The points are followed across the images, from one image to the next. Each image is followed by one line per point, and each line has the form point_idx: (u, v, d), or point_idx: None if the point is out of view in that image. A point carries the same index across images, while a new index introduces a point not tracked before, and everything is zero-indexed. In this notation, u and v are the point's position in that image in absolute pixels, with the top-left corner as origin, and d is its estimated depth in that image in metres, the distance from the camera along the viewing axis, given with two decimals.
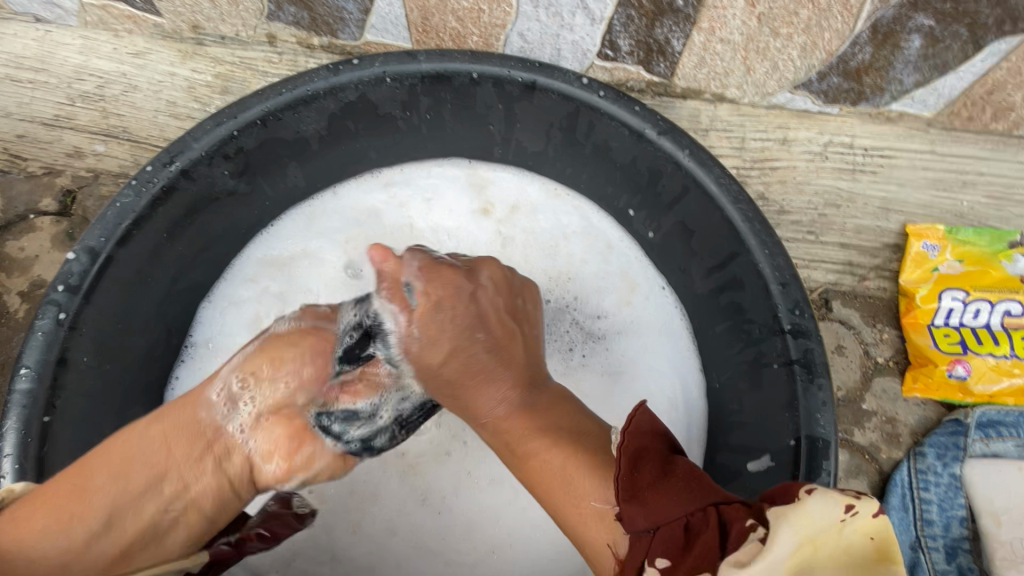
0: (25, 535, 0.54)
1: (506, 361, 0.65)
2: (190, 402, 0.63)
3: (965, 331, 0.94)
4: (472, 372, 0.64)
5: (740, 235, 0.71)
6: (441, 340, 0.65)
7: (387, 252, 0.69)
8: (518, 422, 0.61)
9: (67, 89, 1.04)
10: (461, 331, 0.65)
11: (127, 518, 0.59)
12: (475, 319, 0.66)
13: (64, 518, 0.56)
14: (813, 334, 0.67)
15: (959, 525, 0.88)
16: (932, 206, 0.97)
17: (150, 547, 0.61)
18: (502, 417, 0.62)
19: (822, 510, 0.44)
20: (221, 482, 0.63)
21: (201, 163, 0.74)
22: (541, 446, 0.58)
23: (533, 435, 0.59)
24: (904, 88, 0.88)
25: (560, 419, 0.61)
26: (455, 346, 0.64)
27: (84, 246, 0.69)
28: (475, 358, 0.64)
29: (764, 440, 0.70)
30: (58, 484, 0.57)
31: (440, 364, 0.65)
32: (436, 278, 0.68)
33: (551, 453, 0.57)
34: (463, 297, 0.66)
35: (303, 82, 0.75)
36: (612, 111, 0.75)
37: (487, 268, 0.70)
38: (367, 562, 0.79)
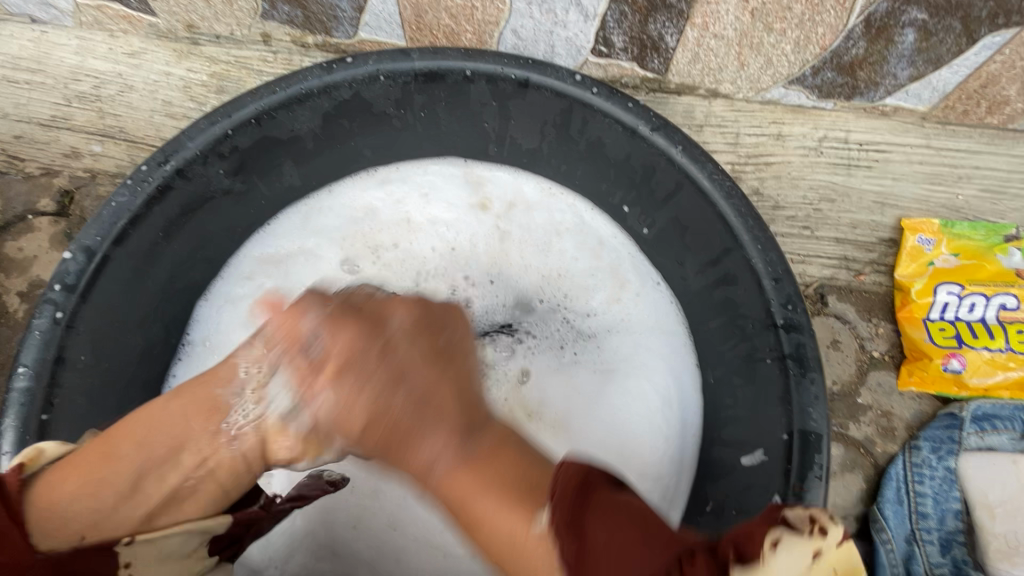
0: (53, 497, 0.53)
1: (435, 407, 0.53)
2: (205, 379, 0.60)
3: (960, 325, 0.94)
4: (398, 422, 0.53)
5: (733, 230, 0.71)
6: (364, 401, 0.54)
7: (279, 310, 0.59)
8: (460, 483, 0.49)
9: (63, 90, 1.05)
10: (384, 381, 0.54)
11: (150, 484, 0.56)
12: (393, 377, 0.54)
13: (92, 480, 0.54)
14: (805, 329, 0.68)
15: (955, 518, 0.87)
16: (928, 200, 0.97)
17: (172, 515, 0.58)
18: (447, 476, 0.50)
19: (790, 562, 0.42)
20: (237, 457, 0.59)
21: (196, 163, 0.75)
22: (488, 509, 0.47)
23: (476, 496, 0.48)
24: (898, 82, 0.88)
25: (501, 471, 0.49)
26: (381, 398, 0.53)
27: (80, 246, 0.69)
28: (403, 407, 0.53)
29: (758, 434, 0.70)
30: (89, 448, 0.56)
31: (365, 424, 0.54)
32: (334, 327, 0.56)
33: (506, 514, 0.46)
34: (375, 345, 0.55)
35: (297, 81, 0.75)
36: (605, 107, 0.75)
37: (398, 313, 0.58)
38: (365, 558, 0.79)
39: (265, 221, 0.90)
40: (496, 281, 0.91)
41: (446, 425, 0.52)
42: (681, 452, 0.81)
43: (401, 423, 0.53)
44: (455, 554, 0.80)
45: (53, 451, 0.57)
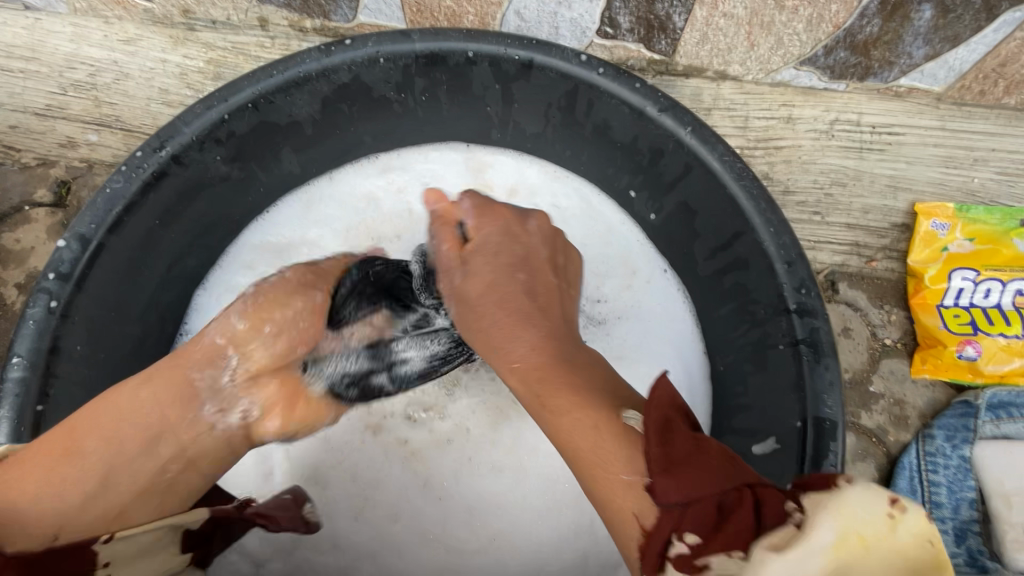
0: (18, 495, 0.51)
1: (537, 301, 0.61)
2: (179, 361, 0.61)
3: (974, 311, 0.92)
4: (501, 312, 0.60)
5: (744, 213, 0.69)
6: (482, 272, 0.63)
7: (441, 195, 0.70)
8: (547, 372, 0.53)
9: (58, 78, 1.03)
10: (499, 269, 0.62)
11: (128, 474, 0.56)
12: (520, 259, 0.64)
13: (61, 474, 0.53)
14: (819, 314, 0.66)
15: (969, 508, 0.86)
16: (942, 183, 0.95)
17: (146, 502, 0.57)
18: (536, 364, 0.54)
19: (864, 503, 0.37)
20: (223, 438, 0.62)
21: (192, 148, 0.73)
22: (561, 397, 0.50)
23: (562, 390, 0.50)
24: (913, 62, 0.86)
25: (586, 380, 0.52)
26: (494, 276, 0.62)
27: (75, 234, 0.68)
28: (504, 293, 0.61)
29: (770, 423, 0.69)
30: (51, 443, 0.55)
31: (478, 293, 0.62)
32: (496, 220, 0.66)
33: (583, 416, 0.48)
34: (511, 234, 0.66)
35: (295, 64, 0.73)
36: (612, 88, 0.73)
37: (539, 218, 0.69)
38: (368, 550, 0.78)
39: (263, 209, 0.88)
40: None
41: (531, 325, 0.58)
42: None
43: (497, 308, 0.60)
44: (460, 545, 0.78)
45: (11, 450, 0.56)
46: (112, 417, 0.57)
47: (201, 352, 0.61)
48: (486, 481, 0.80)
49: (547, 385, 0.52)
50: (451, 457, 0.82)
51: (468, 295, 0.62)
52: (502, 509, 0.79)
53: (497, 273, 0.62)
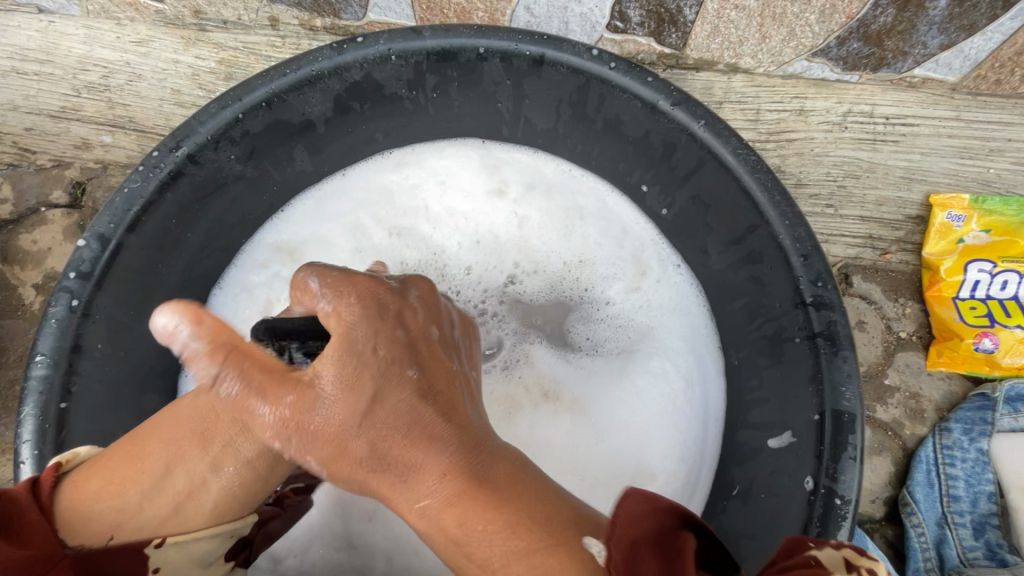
0: (79, 497, 0.54)
1: (437, 422, 0.48)
2: None
3: (992, 303, 0.91)
4: (367, 455, 0.47)
5: (758, 206, 0.69)
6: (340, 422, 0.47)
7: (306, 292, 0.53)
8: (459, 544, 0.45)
9: (72, 80, 1.04)
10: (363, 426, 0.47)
11: (179, 480, 0.56)
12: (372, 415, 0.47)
13: (117, 476, 0.55)
14: (837, 306, 0.65)
15: (988, 501, 0.86)
16: (957, 174, 0.93)
17: (202, 506, 0.57)
18: (444, 536, 0.46)
19: None
20: (277, 446, 0.55)
21: (207, 148, 0.74)
22: (485, 540, 0.44)
23: (488, 559, 0.44)
24: (928, 51, 0.85)
25: (519, 512, 0.45)
26: (364, 406, 0.47)
27: (94, 233, 0.68)
28: (397, 414, 0.47)
29: (787, 417, 0.69)
30: (119, 448, 0.57)
31: (359, 429, 0.47)
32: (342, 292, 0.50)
33: (511, 546, 0.44)
34: (358, 355, 0.48)
35: (307, 63, 0.74)
36: (624, 82, 0.73)
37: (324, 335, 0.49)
38: (382, 548, 0.79)
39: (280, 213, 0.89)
40: (533, 273, 0.89)
41: (436, 450, 0.47)
42: (707, 433, 0.80)
43: (386, 458, 0.47)
44: None
45: (88, 454, 0.59)
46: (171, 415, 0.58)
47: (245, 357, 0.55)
48: None
49: (448, 530, 0.45)
50: None
51: (334, 434, 0.48)
52: None
53: (383, 378, 0.48)
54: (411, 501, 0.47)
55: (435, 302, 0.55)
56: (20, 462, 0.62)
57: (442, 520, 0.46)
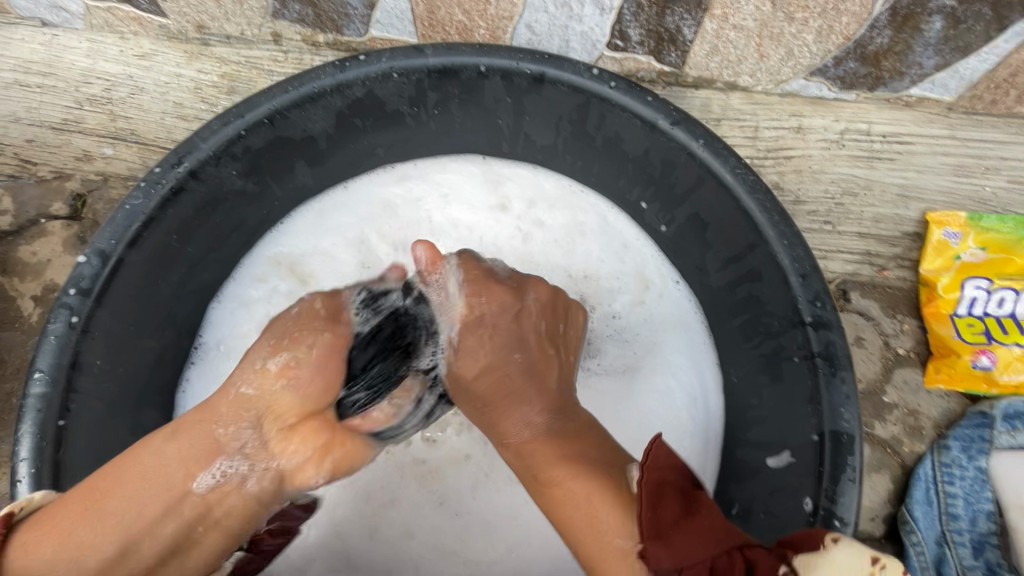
0: (30, 567, 0.53)
1: (537, 382, 0.66)
2: (205, 415, 0.61)
3: (989, 320, 0.91)
4: (496, 374, 0.66)
5: (758, 226, 0.69)
6: (478, 354, 0.67)
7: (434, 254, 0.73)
8: (538, 450, 0.60)
9: (75, 93, 1.04)
10: (504, 343, 0.67)
11: (142, 547, 0.57)
12: (514, 340, 0.68)
13: (76, 542, 0.55)
14: (835, 326, 0.65)
15: (987, 520, 0.86)
16: (953, 192, 0.94)
17: (166, 570, 0.59)
18: (527, 442, 0.61)
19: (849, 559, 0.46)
20: (248, 499, 0.61)
21: (209, 164, 0.74)
22: (568, 468, 0.56)
23: (553, 464, 0.57)
24: (924, 71, 0.85)
25: (580, 449, 0.58)
26: (487, 360, 0.67)
27: (95, 249, 0.69)
28: (517, 359, 0.67)
29: (786, 436, 0.69)
30: (68, 506, 0.56)
31: (475, 377, 0.67)
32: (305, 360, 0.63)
33: (574, 485, 0.54)
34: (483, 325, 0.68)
35: (310, 79, 0.74)
36: (624, 101, 0.73)
37: (535, 288, 0.72)
38: (382, 568, 0.79)
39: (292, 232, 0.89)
40: None
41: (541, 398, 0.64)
42: (707, 449, 0.79)
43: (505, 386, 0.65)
44: (476, 558, 0.78)
45: (40, 499, 0.59)
46: (134, 474, 0.58)
47: (228, 405, 0.61)
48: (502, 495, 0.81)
49: (552, 450, 0.59)
50: (467, 468, 0.82)
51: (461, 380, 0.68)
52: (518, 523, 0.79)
53: (504, 345, 0.67)
54: (517, 416, 0.63)
55: (556, 300, 0.72)
56: (15, 480, 0.62)
57: (530, 445, 0.61)
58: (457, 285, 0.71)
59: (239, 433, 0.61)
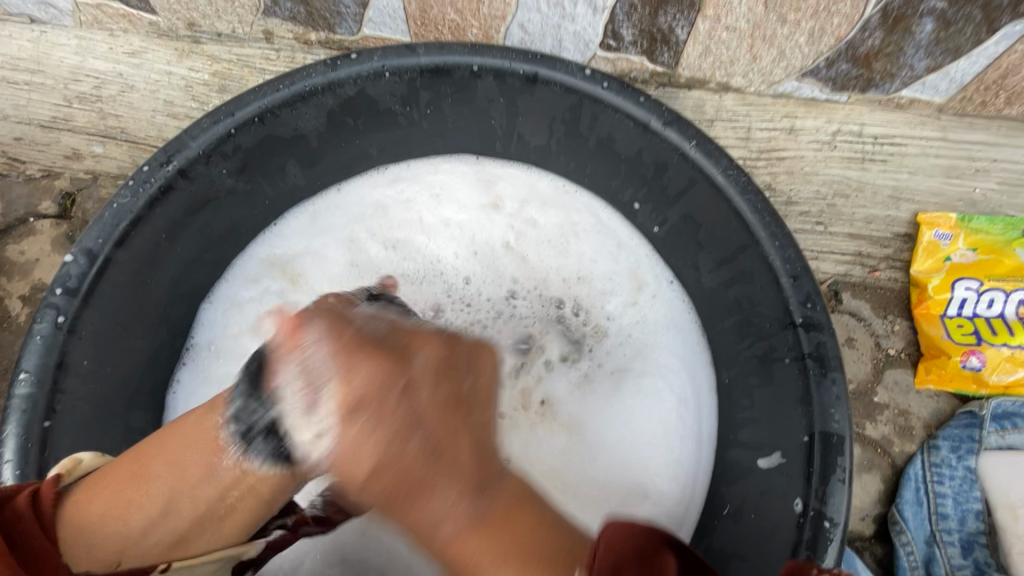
0: (82, 521, 0.55)
1: (449, 459, 0.46)
2: (234, 386, 0.58)
3: (978, 321, 0.92)
4: (386, 478, 0.45)
5: (749, 227, 0.69)
6: (364, 446, 0.45)
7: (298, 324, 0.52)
8: (465, 548, 0.45)
9: (63, 91, 1.03)
10: (396, 431, 0.46)
11: (183, 511, 0.56)
12: (407, 425, 0.46)
13: (123, 502, 0.56)
14: (825, 327, 0.66)
15: (975, 519, 0.86)
16: (944, 194, 0.95)
17: (202, 535, 0.58)
18: (448, 544, 0.45)
19: None
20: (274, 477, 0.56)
21: (198, 162, 0.73)
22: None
23: (485, 568, 0.44)
24: (915, 74, 0.86)
25: (526, 539, 0.45)
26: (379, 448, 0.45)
27: (82, 248, 0.68)
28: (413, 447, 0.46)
29: (776, 437, 0.69)
30: (120, 465, 0.57)
31: (363, 480, 0.46)
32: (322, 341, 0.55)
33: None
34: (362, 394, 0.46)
35: (301, 78, 0.74)
36: (616, 102, 0.73)
37: (426, 349, 0.49)
38: (375, 565, 0.78)
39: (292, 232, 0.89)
40: (533, 291, 0.89)
41: (455, 482, 0.46)
42: (698, 452, 0.79)
43: (405, 492, 0.45)
44: None
45: (89, 462, 0.60)
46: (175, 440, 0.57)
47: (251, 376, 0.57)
48: None
49: (479, 544, 0.45)
50: None
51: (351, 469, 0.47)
52: None
53: (391, 436, 0.45)
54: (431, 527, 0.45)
55: (450, 352, 0.50)
56: None
57: (453, 546, 0.45)
58: (319, 348, 0.49)
59: (263, 409, 0.55)
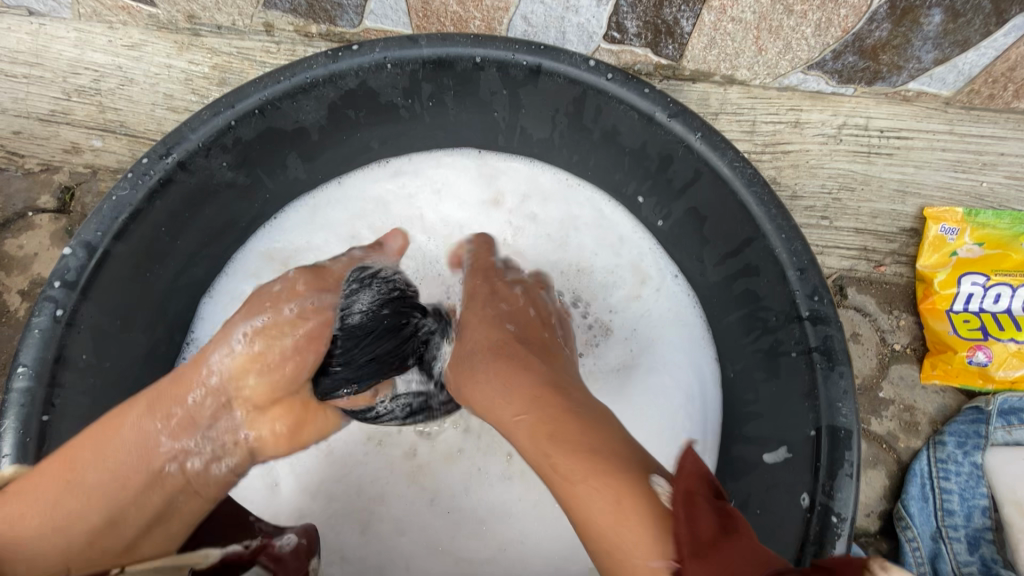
0: (19, 535, 0.54)
1: (537, 357, 0.65)
2: (177, 390, 0.62)
3: (985, 316, 0.91)
4: (489, 356, 0.65)
5: (755, 219, 0.69)
6: (477, 325, 0.70)
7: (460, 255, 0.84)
8: (542, 427, 0.56)
9: (62, 84, 1.03)
10: (495, 320, 0.70)
11: (129, 517, 0.58)
12: (506, 313, 0.71)
13: (63, 511, 0.55)
14: (832, 321, 0.65)
15: (982, 515, 0.86)
16: (951, 188, 0.94)
17: (153, 534, 0.61)
18: (528, 429, 0.57)
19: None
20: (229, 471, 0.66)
21: (198, 155, 0.73)
22: (570, 455, 0.52)
23: (556, 449, 0.53)
24: (922, 66, 0.85)
25: (593, 442, 0.53)
26: (479, 344, 0.67)
27: (80, 241, 0.67)
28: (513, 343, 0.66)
29: (782, 431, 0.68)
30: (45, 475, 0.56)
31: (475, 351, 0.67)
32: (265, 339, 0.62)
33: (602, 489, 0.50)
34: (474, 311, 0.72)
35: (303, 69, 0.73)
36: (621, 94, 0.72)
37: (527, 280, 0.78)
38: (374, 563, 0.77)
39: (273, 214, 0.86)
40: None
41: (546, 380, 0.61)
42: (704, 448, 0.79)
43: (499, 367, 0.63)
44: (469, 556, 0.77)
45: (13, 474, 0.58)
46: (105, 445, 0.58)
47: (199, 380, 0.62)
48: (496, 490, 0.80)
49: (560, 428, 0.55)
50: (459, 469, 0.81)
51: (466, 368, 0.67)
52: (511, 519, 0.79)
53: (496, 324, 0.69)
54: (513, 412, 0.59)
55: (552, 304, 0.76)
56: None
57: (535, 432, 0.56)
58: (467, 281, 0.78)
59: (208, 404, 0.63)
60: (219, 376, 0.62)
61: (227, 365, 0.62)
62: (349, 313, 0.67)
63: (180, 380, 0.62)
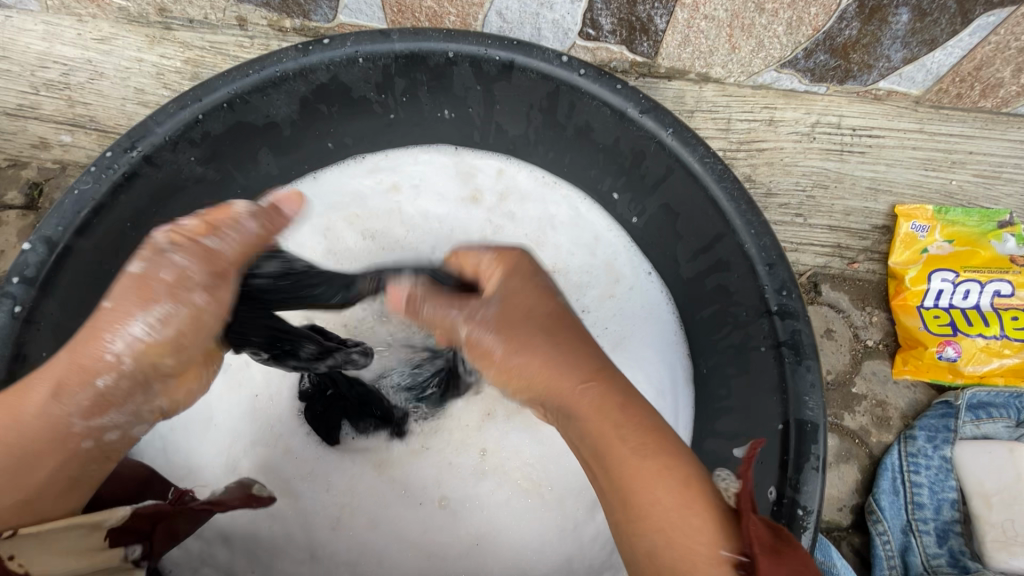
0: None
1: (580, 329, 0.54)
2: (76, 365, 0.51)
3: (954, 312, 0.92)
4: (541, 322, 0.52)
5: (725, 215, 0.69)
6: (519, 291, 0.55)
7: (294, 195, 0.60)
8: (607, 402, 0.49)
9: (30, 78, 1.00)
10: (535, 284, 0.56)
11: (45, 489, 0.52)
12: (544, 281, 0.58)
13: None
14: (801, 316, 0.65)
15: (951, 508, 0.88)
16: (921, 186, 0.95)
17: (59, 496, 0.53)
18: (590, 400, 0.48)
19: None
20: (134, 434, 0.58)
21: (164, 149, 0.71)
22: (637, 437, 0.47)
23: (626, 427, 0.47)
24: (892, 65, 0.86)
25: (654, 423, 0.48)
26: (533, 308, 0.53)
27: (41, 236, 0.66)
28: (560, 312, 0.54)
29: (752, 427, 0.68)
30: None
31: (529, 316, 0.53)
32: (183, 322, 0.52)
33: (670, 474, 0.45)
34: (524, 272, 0.57)
35: (272, 63, 0.72)
36: (593, 90, 0.72)
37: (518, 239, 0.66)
38: (345, 559, 0.77)
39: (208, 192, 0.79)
40: None
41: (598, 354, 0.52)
42: None
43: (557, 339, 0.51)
44: (441, 551, 0.77)
45: None
46: (17, 416, 0.51)
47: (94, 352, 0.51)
48: (468, 485, 0.79)
49: (625, 403, 0.49)
50: (427, 466, 0.80)
51: (513, 326, 0.52)
52: (486, 514, 0.78)
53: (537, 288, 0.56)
54: (576, 382, 0.49)
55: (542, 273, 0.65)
56: None
57: (601, 406, 0.48)
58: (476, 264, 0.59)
59: (121, 385, 0.52)
60: (119, 351, 0.51)
61: (138, 344, 0.51)
62: (252, 276, 0.59)
63: (79, 365, 0.51)
